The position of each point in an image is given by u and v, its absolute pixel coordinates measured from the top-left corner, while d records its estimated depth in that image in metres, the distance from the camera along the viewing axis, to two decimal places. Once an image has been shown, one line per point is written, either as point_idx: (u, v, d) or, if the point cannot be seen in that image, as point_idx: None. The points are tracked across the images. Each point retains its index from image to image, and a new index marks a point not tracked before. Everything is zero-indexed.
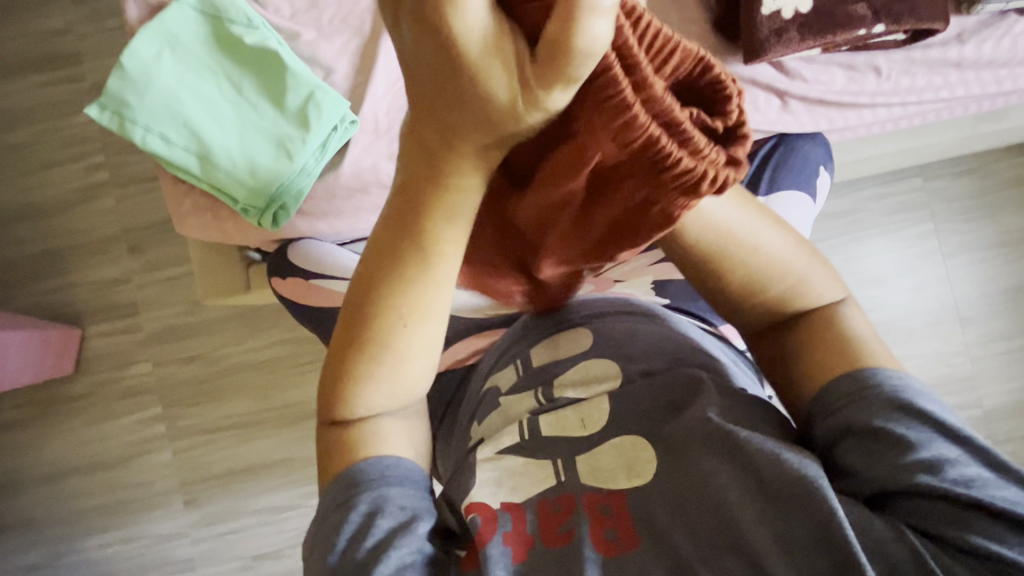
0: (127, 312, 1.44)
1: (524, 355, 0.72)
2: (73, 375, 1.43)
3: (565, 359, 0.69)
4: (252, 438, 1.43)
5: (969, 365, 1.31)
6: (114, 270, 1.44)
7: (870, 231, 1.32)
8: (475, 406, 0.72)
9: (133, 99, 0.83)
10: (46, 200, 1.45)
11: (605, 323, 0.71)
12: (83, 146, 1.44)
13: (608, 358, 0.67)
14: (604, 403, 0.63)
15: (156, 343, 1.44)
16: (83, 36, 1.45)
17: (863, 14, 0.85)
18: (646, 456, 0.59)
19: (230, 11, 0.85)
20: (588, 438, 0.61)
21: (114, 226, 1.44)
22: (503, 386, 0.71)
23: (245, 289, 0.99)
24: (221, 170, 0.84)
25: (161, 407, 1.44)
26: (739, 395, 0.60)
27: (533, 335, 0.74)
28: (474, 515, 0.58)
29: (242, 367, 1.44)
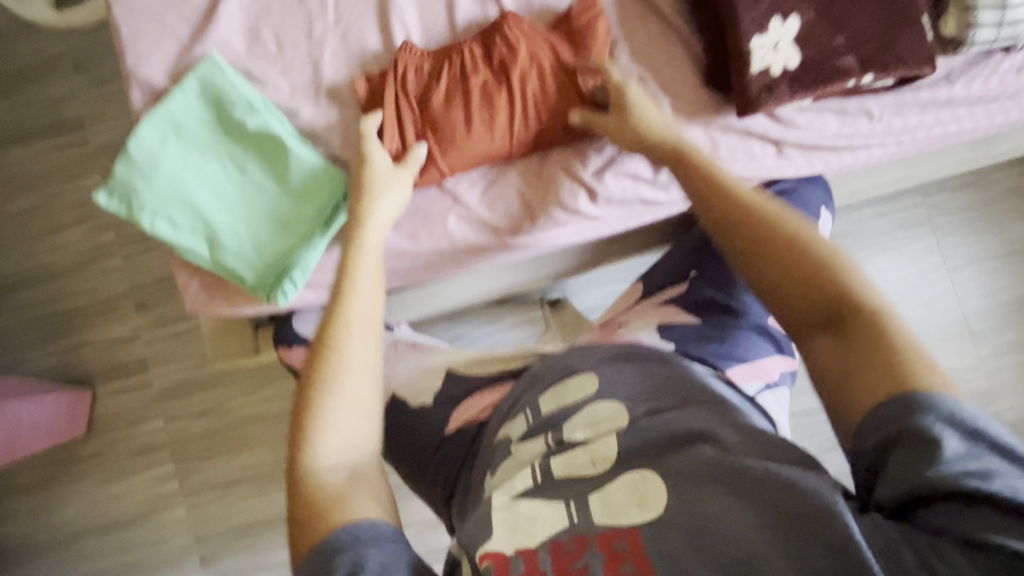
0: (136, 370, 1.45)
1: (534, 403, 0.73)
2: (84, 436, 1.43)
3: (574, 404, 0.70)
4: (268, 489, 1.43)
5: (983, 378, 1.30)
6: (122, 328, 1.45)
7: (872, 250, 1.33)
8: (489, 457, 0.72)
9: (146, 189, 0.88)
10: (53, 264, 1.46)
11: (611, 367, 0.73)
12: (89, 207, 1.47)
13: (615, 399, 0.68)
14: (612, 442, 0.64)
15: (168, 398, 1.44)
16: (84, 101, 1.48)
17: (851, 66, 0.88)
18: (655, 489, 0.58)
19: (231, 94, 0.89)
20: (598, 476, 0.62)
21: (120, 284, 1.46)
22: (514, 435, 0.71)
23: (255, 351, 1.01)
24: (230, 253, 0.88)
25: (174, 462, 1.44)
26: (750, 427, 0.62)
27: (541, 384, 0.75)
28: (488, 564, 0.56)
29: (251, 418, 1.44)
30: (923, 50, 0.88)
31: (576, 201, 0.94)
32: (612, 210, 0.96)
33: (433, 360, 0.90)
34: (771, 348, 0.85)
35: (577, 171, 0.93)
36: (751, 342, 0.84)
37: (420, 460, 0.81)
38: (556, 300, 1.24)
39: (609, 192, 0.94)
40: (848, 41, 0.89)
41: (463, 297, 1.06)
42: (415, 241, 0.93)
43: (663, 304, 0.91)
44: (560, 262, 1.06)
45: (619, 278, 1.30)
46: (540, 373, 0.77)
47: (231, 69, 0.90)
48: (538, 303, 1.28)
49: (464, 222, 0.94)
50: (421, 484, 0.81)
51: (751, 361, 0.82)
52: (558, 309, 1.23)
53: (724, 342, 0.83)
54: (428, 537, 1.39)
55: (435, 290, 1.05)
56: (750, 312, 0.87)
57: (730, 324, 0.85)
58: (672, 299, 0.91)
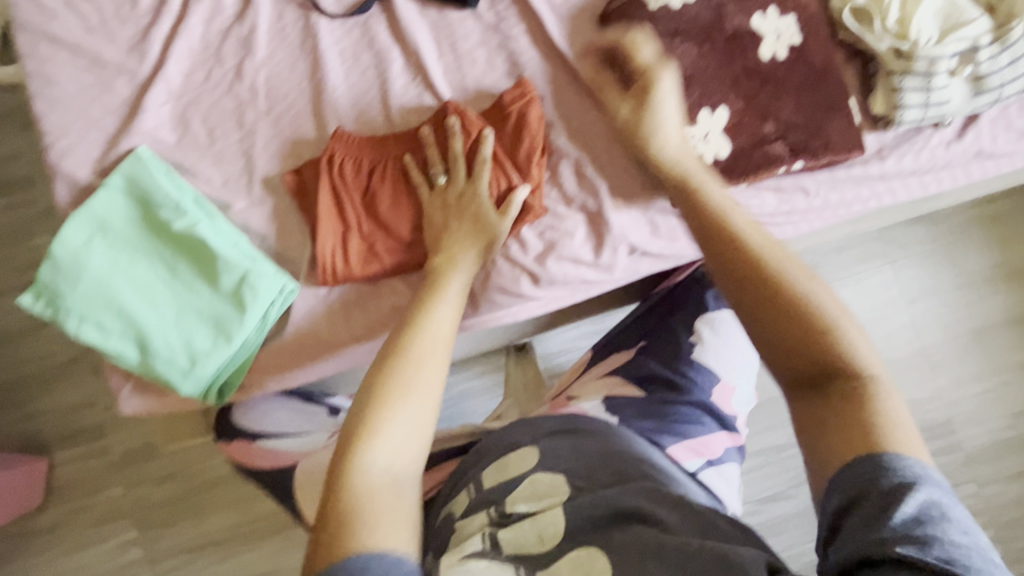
0: (94, 437, 1.40)
1: (477, 478, 0.72)
2: (40, 507, 1.38)
3: (516, 478, 0.69)
4: (234, 553, 1.39)
5: (945, 409, 1.32)
6: (79, 393, 1.41)
7: (835, 284, 1.34)
8: (432, 537, 0.70)
9: (75, 293, 0.94)
10: (4, 328, 1.42)
11: (553, 443, 0.73)
12: None
13: (559, 473, 0.68)
14: (559, 517, 0.63)
15: (128, 464, 1.40)
16: (33, 161, 1.45)
17: (781, 153, 0.98)
18: (600, 566, 0.57)
19: (160, 197, 0.97)
20: (546, 553, 0.60)
21: (75, 347, 1.42)
22: (457, 511, 0.70)
23: None
24: (159, 357, 0.95)
25: (135, 530, 1.39)
26: (681, 501, 0.63)
27: (486, 456, 0.75)
28: None
29: (215, 481, 1.40)
30: (850, 135, 0.99)
31: (519, 284, 0.98)
32: (556, 287, 1.00)
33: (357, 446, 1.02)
34: (711, 424, 0.90)
35: (519, 256, 0.98)
36: (692, 419, 0.89)
37: None
38: (522, 346, 1.26)
39: (552, 273, 0.98)
40: (779, 128, 0.99)
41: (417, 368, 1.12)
42: (353, 330, 1.02)
43: (609, 375, 0.97)
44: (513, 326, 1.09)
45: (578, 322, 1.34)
46: (484, 449, 0.76)
47: (161, 172, 0.98)
48: (500, 349, 1.31)
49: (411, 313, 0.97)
50: None
51: (692, 438, 0.86)
52: (521, 355, 1.25)
53: (665, 417, 0.88)
54: None
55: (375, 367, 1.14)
56: (691, 390, 0.93)
57: (671, 400, 0.91)
58: (616, 371, 0.98)
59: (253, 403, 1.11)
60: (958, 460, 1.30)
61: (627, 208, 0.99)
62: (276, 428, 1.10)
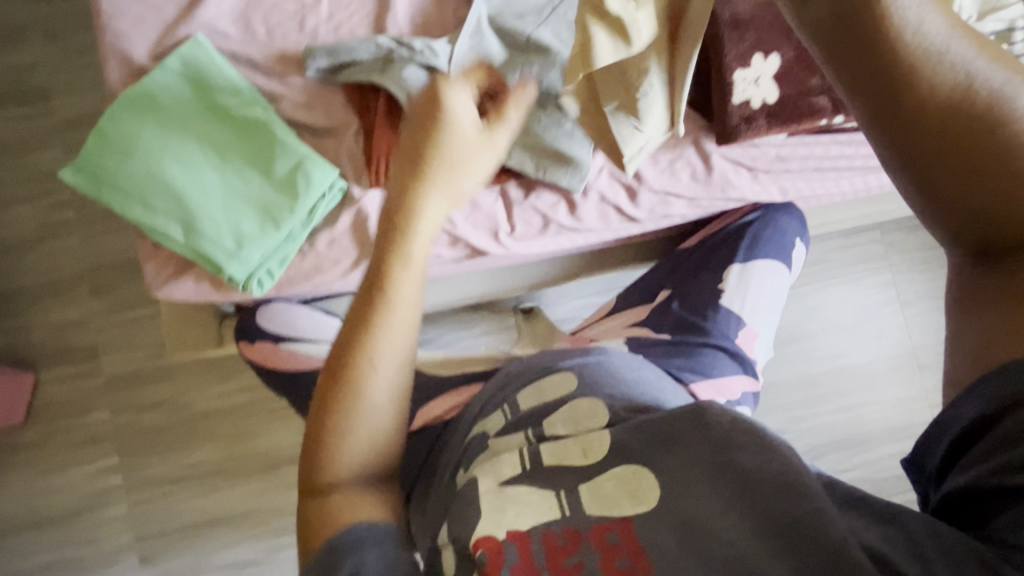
0: (85, 356, 1.39)
1: (512, 400, 0.79)
2: (22, 424, 1.37)
3: (554, 402, 0.75)
4: (215, 488, 1.40)
5: (912, 361, 1.46)
6: (75, 312, 1.39)
7: (830, 238, 1.46)
8: (461, 454, 0.77)
9: (110, 164, 0.70)
10: (5, 238, 1.40)
11: (587, 369, 0.78)
12: (47, 183, 1.41)
13: (595, 399, 0.73)
14: (604, 435, 0.68)
15: (118, 388, 1.39)
16: (52, 71, 1.43)
17: None
18: (648, 483, 0.62)
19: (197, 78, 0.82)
20: (590, 467, 0.66)
21: (77, 264, 1.40)
22: (490, 430, 0.76)
23: (217, 343, 0.97)
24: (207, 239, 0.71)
25: (118, 456, 1.38)
26: (721, 422, 0.63)
27: (519, 381, 0.81)
28: (481, 550, 0.58)
29: (215, 412, 1.40)
30: None
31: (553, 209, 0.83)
32: None
33: None
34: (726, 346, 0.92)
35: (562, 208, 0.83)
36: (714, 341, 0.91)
37: None
38: (530, 309, 1.35)
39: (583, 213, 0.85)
40: None
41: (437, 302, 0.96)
42: None
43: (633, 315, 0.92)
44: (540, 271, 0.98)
45: (594, 289, 1.41)
46: (517, 373, 0.83)
47: None
48: (511, 311, 1.39)
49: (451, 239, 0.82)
50: None
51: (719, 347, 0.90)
52: (530, 317, 1.34)
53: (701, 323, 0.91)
54: None
55: None
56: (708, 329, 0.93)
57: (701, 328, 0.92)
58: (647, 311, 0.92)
59: (283, 305, 0.83)
60: (918, 407, 1.45)
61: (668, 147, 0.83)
62: (307, 332, 0.83)
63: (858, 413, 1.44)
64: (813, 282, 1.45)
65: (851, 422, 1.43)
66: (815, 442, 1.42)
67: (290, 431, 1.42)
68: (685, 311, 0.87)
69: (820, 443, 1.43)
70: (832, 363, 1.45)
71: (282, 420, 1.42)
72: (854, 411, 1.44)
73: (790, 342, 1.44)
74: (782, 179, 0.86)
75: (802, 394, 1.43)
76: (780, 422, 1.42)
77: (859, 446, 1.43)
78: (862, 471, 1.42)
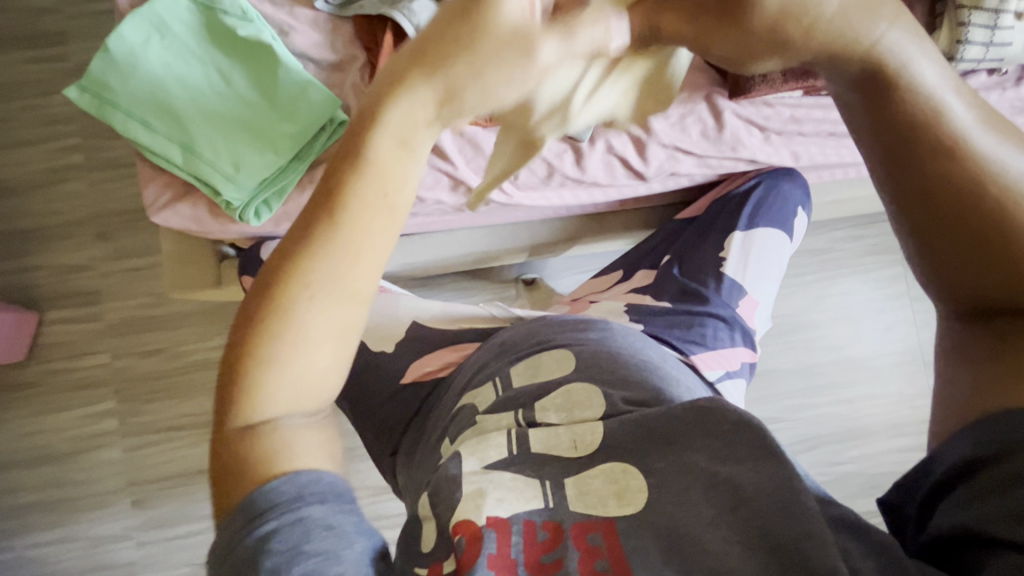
0: (89, 300, 1.40)
1: (504, 374, 0.76)
2: (23, 362, 1.38)
3: (549, 382, 0.73)
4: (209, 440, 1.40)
5: (916, 359, 1.43)
6: (79, 256, 1.40)
7: (840, 228, 1.43)
8: (447, 423, 0.73)
9: (117, 83, 0.74)
10: (15, 178, 1.41)
11: (587, 348, 0.76)
12: (59, 126, 1.42)
13: (594, 386, 0.71)
14: (598, 428, 0.66)
15: (118, 333, 1.39)
16: (70, 15, 1.43)
17: None
18: (636, 486, 0.59)
19: None
20: (579, 459, 0.64)
21: (85, 209, 1.41)
22: (480, 405, 0.73)
23: (214, 285, 0.97)
24: (204, 161, 0.74)
25: (115, 401, 1.39)
26: (721, 427, 0.59)
27: (513, 355, 0.78)
28: (460, 536, 0.56)
29: (213, 364, 1.41)
30: None
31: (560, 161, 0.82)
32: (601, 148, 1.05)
33: (399, 312, 0.88)
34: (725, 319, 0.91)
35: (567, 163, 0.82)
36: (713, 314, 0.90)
37: (376, 411, 0.79)
38: (532, 280, 1.34)
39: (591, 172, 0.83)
40: None
41: (436, 257, 0.99)
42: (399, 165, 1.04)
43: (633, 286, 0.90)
44: (538, 233, 0.98)
45: (598, 265, 1.40)
46: (510, 343, 0.81)
47: None
48: (512, 281, 1.38)
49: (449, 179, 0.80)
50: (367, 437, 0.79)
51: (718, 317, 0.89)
52: (531, 288, 1.33)
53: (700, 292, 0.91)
54: (375, 505, 1.42)
55: (411, 243, 0.96)
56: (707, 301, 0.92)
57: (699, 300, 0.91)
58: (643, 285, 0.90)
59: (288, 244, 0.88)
60: (920, 406, 1.42)
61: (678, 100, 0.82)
62: None
63: (858, 408, 1.42)
64: (820, 272, 1.43)
65: (851, 414, 1.41)
66: (813, 434, 1.40)
67: None
68: (685, 278, 0.87)
69: (819, 435, 1.40)
70: (834, 356, 1.42)
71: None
72: (855, 405, 1.42)
73: (793, 331, 1.42)
74: (794, 142, 0.87)
75: (804, 384, 1.41)
76: (779, 412, 1.40)
77: (858, 441, 1.41)
78: (860, 466, 1.40)
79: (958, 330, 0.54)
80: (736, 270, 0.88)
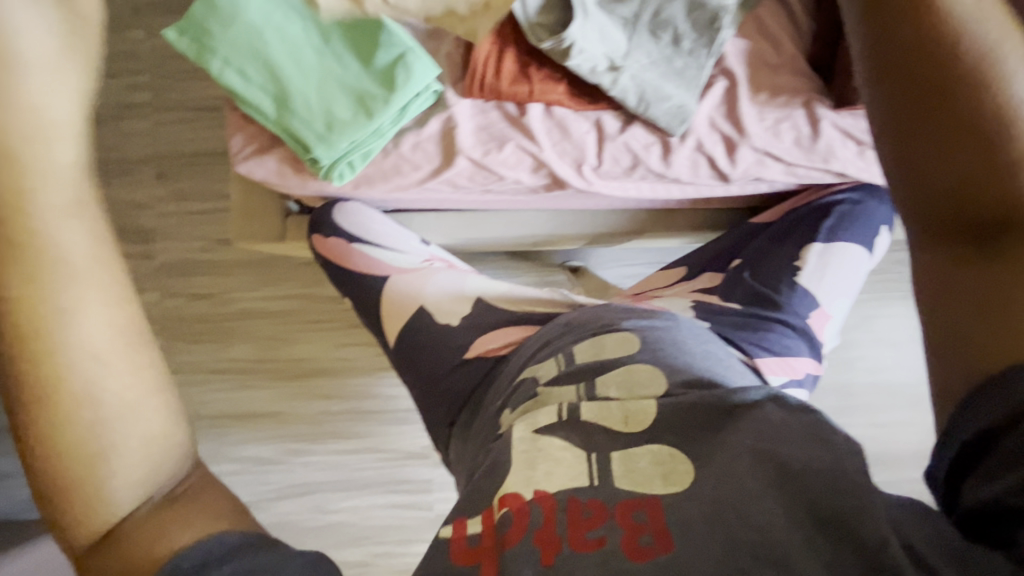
0: (144, 238, 1.42)
1: (567, 351, 0.76)
2: None
3: (614, 361, 0.73)
4: (246, 386, 1.44)
5: None
6: (139, 194, 1.43)
7: (900, 251, 1.39)
8: (508, 393, 0.74)
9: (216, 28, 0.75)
10: None
11: (651, 333, 0.76)
12: (129, 64, 1.43)
13: (655, 369, 0.71)
14: (649, 406, 0.66)
15: (169, 273, 1.42)
16: None
17: None
18: (682, 469, 0.59)
19: None
20: (629, 434, 0.64)
21: (148, 148, 1.43)
22: (542, 376, 0.73)
23: (279, 238, 0.98)
24: (298, 117, 0.76)
25: (161, 338, 1.42)
26: (766, 418, 0.60)
27: (576, 333, 0.79)
28: (506, 509, 0.58)
29: (256, 313, 1.43)
30: None
31: (648, 154, 0.81)
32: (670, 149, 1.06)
33: (466, 286, 0.89)
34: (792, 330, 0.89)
35: (653, 158, 0.81)
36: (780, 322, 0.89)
37: (435, 379, 0.80)
38: (578, 267, 1.34)
39: (681, 167, 0.82)
40: None
41: (501, 236, 0.98)
42: None
43: (700, 286, 0.89)
44: (605, 221, 0.97)
45: (646, 259, 1.38)
46: (576, 324, 0.81)
47: None
48: (559, 266, 1.38)
49: (528, 157, 0.80)
50: (425, 404, 0.81)
51: None
52: (578, 275, 1.32)
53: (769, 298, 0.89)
54: (397, 468, 1.46)
55: (478, 219, 0.97)
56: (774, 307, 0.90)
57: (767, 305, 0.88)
58: (711, 285, 0.89)
59: (361, 206, 0.91)
60: None
61: (772, 105, 0.82)
62: (378, 238, 0.91)
63: (892, 433, 1.40)
64: (871, 292, 1.40)
65: (885, 438, 1.39)
66: None
67: (323, 344, 1.45)
68: (756, 282, 0.86)
69: None
70: (874, 378, 1.40)
71: (319, 332, 1.45)
72: (888, 429, 1.40)
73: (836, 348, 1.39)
74: None
75: (841, 401, 1.40)
76: None
77: (887, 466, 1.39)
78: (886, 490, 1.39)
79: (941, 262, 0.53)
80: (812, 280, 0.86)
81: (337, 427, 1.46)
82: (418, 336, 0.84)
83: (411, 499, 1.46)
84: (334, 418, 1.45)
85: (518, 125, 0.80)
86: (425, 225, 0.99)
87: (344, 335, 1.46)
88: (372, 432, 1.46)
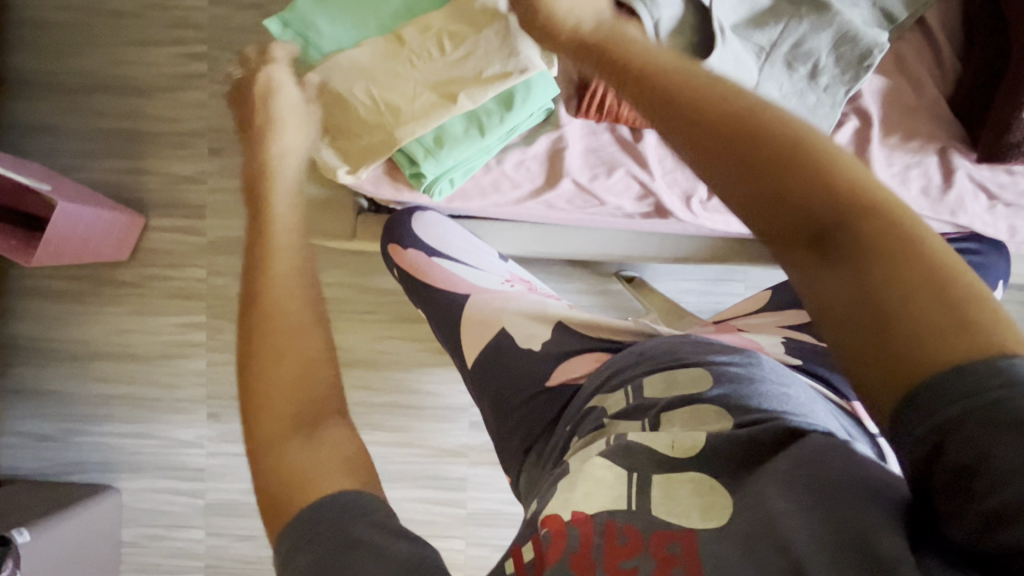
0: (192, 214, 1.40)
1: (637, 382, 0.71)
2: (124, 262, 1.40)
3: (687, 395, 0.66)
4: None
5: None
6: (190, 167, 1.40)
7: None
8: (578, 420, 0.72)
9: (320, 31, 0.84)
10: (136, 77, 1.39)
11: (725, 369, 0.68)
12: (186, 32, 1.37)
13: (722, 410, 0.63)
14: (700, 435, 0.60)
15: (216, 251, 1.40)
16: None
17: None
18: (722, 503, 0.54)
19: None
20: (673, 460, 0.58)
21: (202, 121, 1.39)
22: (610, 409, 0.70)
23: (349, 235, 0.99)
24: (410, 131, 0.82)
25: (206, 315, 1.41)
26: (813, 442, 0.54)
27: (651, 364, 0.73)
28: (546, 530, 0.56)
29: None
30: None
31: None
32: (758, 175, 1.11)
33: (544, 305, 0.89)
34: None
35: None
36: None
37: (508, 399, 0.79)
38: (633, 277, 1.30)
39: None
40: None
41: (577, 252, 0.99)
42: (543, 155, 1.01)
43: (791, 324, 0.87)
44: (684, 246, 0.98)
45: (703, 275, 1.34)
46: (652, 352, 0.75)
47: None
48: (613, 276, 1.34)
49: (637, 185, 0.87)
50: (498, 429, 0.80)
51: None
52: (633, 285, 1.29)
53: None
54: (431, 464, 1.45)
55: (554, 234, 0.98)
56: None
57: None
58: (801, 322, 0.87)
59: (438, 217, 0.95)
60: None
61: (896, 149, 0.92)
62: (458, 253, 0.94)
63: None
64: None
65: None
66: None
67: (365, 335, 1.43)
68: None
69: None
70: None
71: (362, 323, 1.42)
72: None
73: None
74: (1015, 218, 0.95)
75: None
76: None
77: None
78: None
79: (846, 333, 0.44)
80: None
81: (373, 418, 1.45)
82: (496, 355, 0.83)
83: (442, 495, 1.46)
84: (372, 409, 1.44)
85: (630, 152, 0.87)
86: (501, 235, 1.00)
87: (386, 328, 1.43)
88: (408, 427, 1.45)
